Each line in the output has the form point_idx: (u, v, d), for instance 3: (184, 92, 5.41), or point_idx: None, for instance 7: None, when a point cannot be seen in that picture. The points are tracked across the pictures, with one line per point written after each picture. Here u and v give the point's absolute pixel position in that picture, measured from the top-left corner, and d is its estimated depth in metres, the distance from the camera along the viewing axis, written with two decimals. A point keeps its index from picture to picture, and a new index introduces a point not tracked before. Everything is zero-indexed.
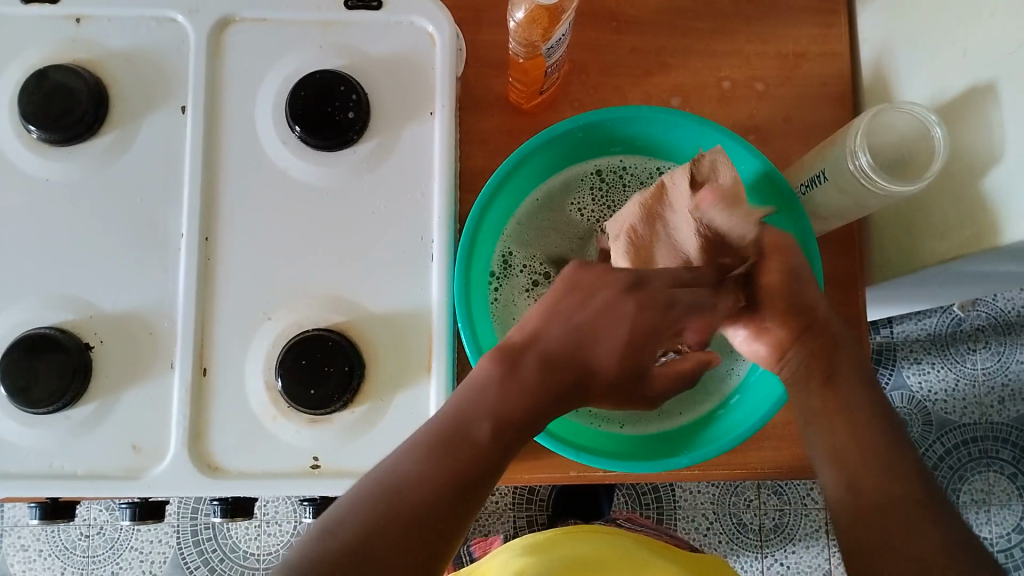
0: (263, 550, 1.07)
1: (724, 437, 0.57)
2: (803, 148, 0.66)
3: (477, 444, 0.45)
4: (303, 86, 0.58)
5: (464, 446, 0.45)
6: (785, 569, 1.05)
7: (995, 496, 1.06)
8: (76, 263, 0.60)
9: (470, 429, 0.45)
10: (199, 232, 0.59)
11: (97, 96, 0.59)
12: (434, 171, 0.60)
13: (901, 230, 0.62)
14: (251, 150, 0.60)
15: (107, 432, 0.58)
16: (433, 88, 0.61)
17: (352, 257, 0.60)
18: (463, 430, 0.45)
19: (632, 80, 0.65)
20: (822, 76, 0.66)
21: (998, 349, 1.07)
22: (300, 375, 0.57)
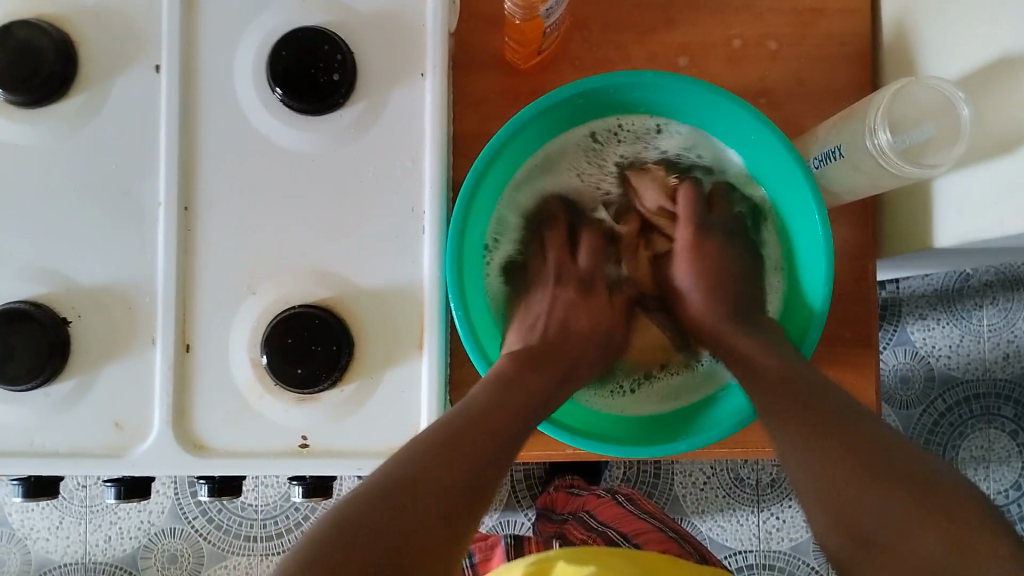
0: (261, 501, 1.07)
1: (725, 420, 0.56)
2: (816, 112, 0.62)
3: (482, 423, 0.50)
4: (284, 45, 0.54)
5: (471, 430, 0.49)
6: (781, 523, 1.04)
7: (994, 453, 1.03)
8: (51, 232, 0.57)
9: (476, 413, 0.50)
10: (177, 201, 0.56)
11: (66, 56, 0.55)
12: (425, 138, 0.57)
13: (915, 203, 0.59)
14: (231, 113, 0.57)
15: (88, 409, 0.56)
16: (424, 47, 0.57)
17: (340, 229, 0.57)
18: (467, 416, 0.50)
19: (636, 38, 0.61)
20: (839, 35, 0.62)
21: (1006, 305, 1.02)
22: (286, 353, 0.54)
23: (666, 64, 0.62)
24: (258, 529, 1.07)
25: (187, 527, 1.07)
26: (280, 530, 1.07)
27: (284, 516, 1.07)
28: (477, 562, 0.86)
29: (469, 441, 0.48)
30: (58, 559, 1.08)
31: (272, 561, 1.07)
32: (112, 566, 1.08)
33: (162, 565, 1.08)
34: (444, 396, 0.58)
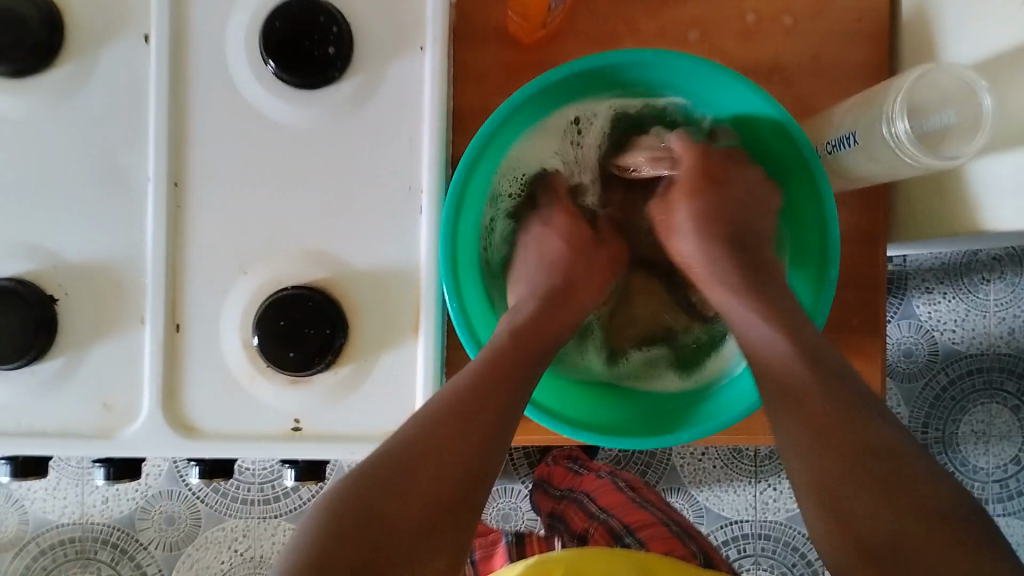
0: (258, 466, 1.07)
1: (728, 410, 0.55)
2: (829, 91, 0.60)
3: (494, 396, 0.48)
4: (277, 15, 0.51)
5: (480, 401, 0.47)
6: (778, 494, 1.04)
7: (996, 428, 1.02)
8: (36, 208, 0.55)
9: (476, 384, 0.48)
10: (166, 177, 0.54)
11: (50, 24, 0.53)
12: (424, 113, 0.55)
13: (931, 189, 0.57)
14: (222, 85, 0.54)
15: (76, 389, 0.55)
16: (422, 18, 0.54)
17: (334, 208, 0.55)
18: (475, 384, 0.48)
19: (645, 10, 0.59)
20: (857, 10, 0.59)
21: (1013, 280, 1.00)
22: (278, 336, 0.53)
23: (675, 38, 0.59)
24: (255, 492, 1.07)
25: (185, 490, 1.08)
26: (277, 494, 1.07)
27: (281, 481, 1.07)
28: (479, 557, 0.80)
29: (456, 440, 0.45)
30: (56, 520, 1.08)
31: (269, 524, 1.08)
32: (110, 527, 1.08)
33: (159, 527, 1.08)
34: (441, 382, 0.57)
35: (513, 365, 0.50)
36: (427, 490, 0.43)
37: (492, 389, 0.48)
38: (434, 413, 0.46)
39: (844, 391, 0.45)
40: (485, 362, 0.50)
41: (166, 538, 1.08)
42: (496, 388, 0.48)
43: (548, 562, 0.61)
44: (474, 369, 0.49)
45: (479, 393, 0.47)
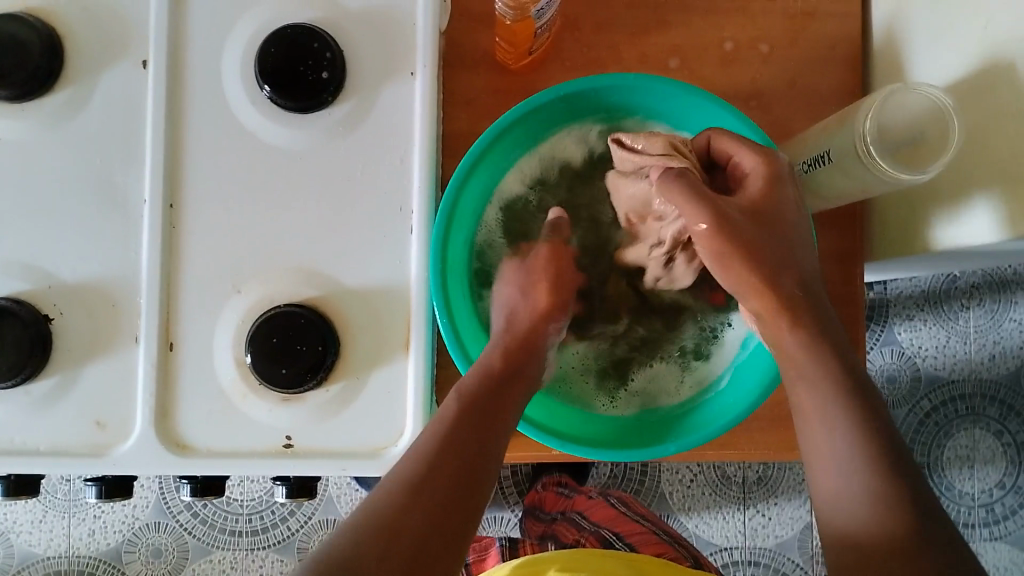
0: (246, 496, 1.07)
1: (716, 421, 0.56)
2: (806, 115, 0.62)
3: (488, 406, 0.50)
4: (272, 41, 0.53)
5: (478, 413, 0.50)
6: (767, 520, 1.05)
7: (980, 453, 1.03)
8: (32, 229, 0.56)
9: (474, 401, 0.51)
10: (162, 198, 0.56)
11: (51, 50, 0.54)
12: (414, 136, 0.56)
13: (905, 209, 0.59)
14: (218, 110, 0.56)
15: (69, 407, 0.56)
16: (413, 45, 0.56)
17: (326, 228, 0.56)
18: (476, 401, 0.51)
19: (627, 38, 0.61)
20: (831, 38, 0.61)
21: (992, 307, 1.02)
22: (271, 353, 0.54)
23: (658, 65, 0.61)
24: (243, 524, 1.07)
25: (172, 522, 1.07)
26: (266, 525, 1.07)
27: (270, 512, 1.07)
28: (471, 563, 0.83)
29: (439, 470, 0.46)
30: (41, 553, 1.07)
31: (257, 556, 1.07)
32: (96, 559, 1.07)
33: (146, 559, 1.07)
34: (430, 400, 0.57)
35: (465, 429, 0.49)
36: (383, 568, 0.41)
37: (445, 457, 0.46)
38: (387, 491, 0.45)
39: (822, 399, 0.47)
40: (438, 432, 0.48)
41: (154, 570, 1.07)
42: (449, 457, 0.47)
43: (539, 562, 0.64)
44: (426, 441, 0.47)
45: (430, 465, 0.46)
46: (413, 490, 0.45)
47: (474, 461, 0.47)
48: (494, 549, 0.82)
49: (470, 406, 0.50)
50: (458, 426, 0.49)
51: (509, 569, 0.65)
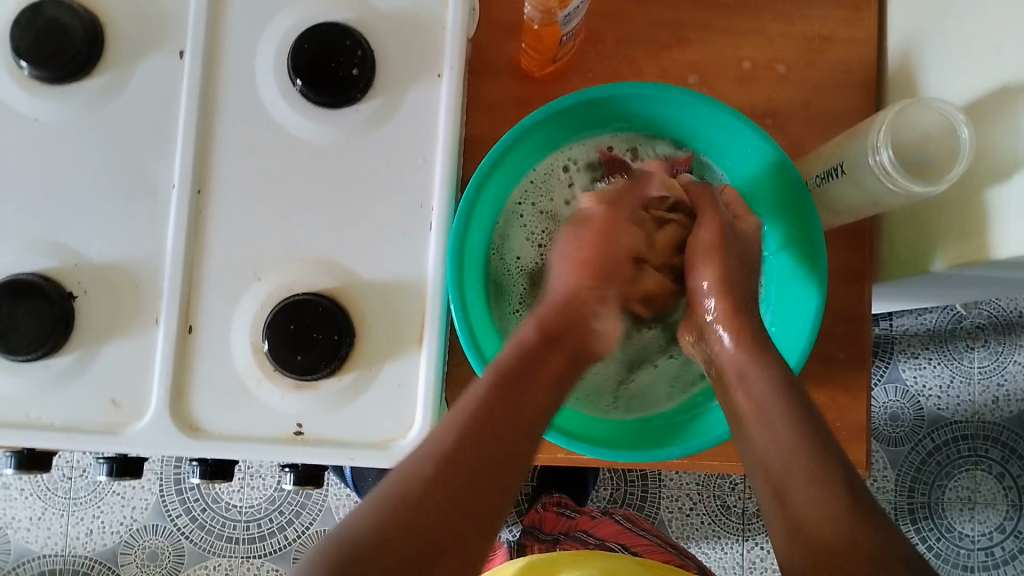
0: (246, 503, 1.06)
1: (716, 428, 0.58)
2: (820, 135, 0.64)
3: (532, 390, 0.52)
4: (306, 37, 0.55)
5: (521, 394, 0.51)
6: (765, 553, 1.05)
7: (981, 495, 1.02)
8: (62, 208, 0.58)
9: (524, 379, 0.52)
10: (190, 183, 0.57)
11: (92, 37, 0.56)
12: (438, 135, 0.58)
13: (915, 229, 0.60)
14: (250, 102, 0.58)
15: (86, 385, 0.57)
16: (441, 48, 0.58)
17: (348, 222, 0.58)
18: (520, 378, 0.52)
19: (648, 53, 0.63)
20: (846, 63, 0.63)
21: (997, 348, 1.03)
22: (287, 339, 0.55)
23: (676, 80, 0.63)
24: (240, 531, 1.05)
25: (170, 526, 1.05)
26: (264, 533, 1.05)
27: (269, 520, 1.06)
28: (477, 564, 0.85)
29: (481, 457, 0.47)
30: (38, 550, 1.06)
31: (253, 564, 1.05)
32: (91, 560, 1.06)
33: (142, 562, 1.05)
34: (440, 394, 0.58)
35: (493, 416, 0.49)
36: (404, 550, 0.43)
37: (473, 443, 0.47)
38: (414, 468, 0.46)
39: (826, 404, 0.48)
40: (467, 414, 0.49)
41: (148, 575, 1.05)
42: (476, 442, 0.47)
43: (541, 567, 0.68)
44: (458, 423, 0.48)
45: (456, 449, 0.47)
46: (441, 472, 0.46)
47: (502, 449, 0.48)
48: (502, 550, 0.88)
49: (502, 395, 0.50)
50: (489, 411, 0.49)
51: (517, 569, 0.69)
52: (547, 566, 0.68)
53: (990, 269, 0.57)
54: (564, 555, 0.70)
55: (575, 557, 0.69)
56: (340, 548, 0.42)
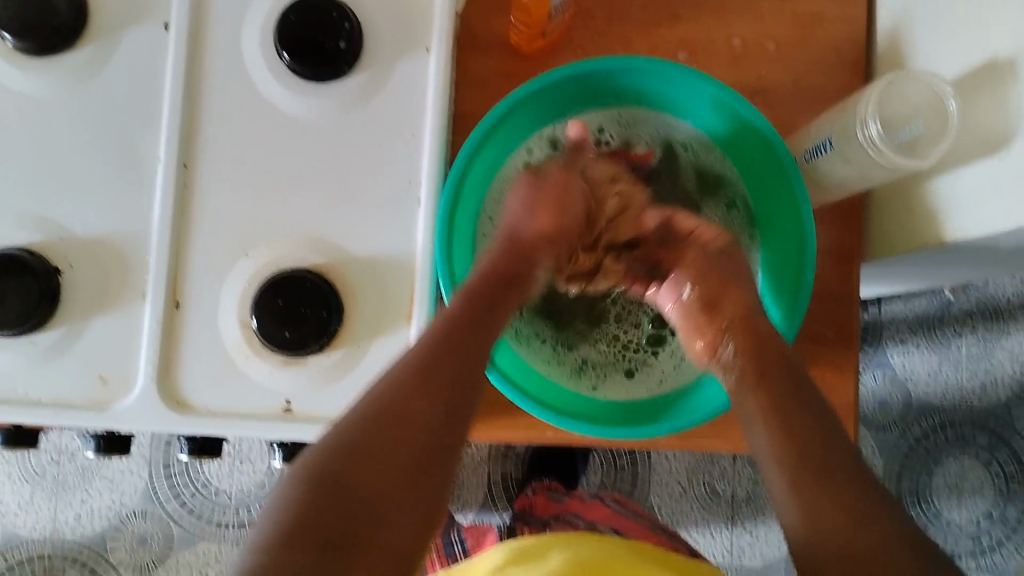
0: (235, 488, 1.05)
1: (704, 404, 0.58)
2: (809, 114, 0.64)
3: (484, 335, 0.51)
4: (293, 11, 0.55)
5: (475, 341, 0.50)
6: (754, 540, 1.05)
7: (969, 483, 1.02)
8: (47, 183, 0.57)
9: (482, 322, 0.52)
10: (177, 156, 0.57)
11: (77, 9, 0.56)
12: (426, 111, 0.58)
13: (904, 208, 0.60)
14: (237, 77, 0.57)
15: (73, 361, 0.56)
16: (430, 23, 0.58)
17: (336, 197, 0.57)
18: (477, 322, 0.52)
19: (638, 31, 0.63)
20: (836, 41, 0.63)
21: (985, 334, 1.03)
22: (276, 315, 0.54)
23: (666, 59, 0.63)
24: (230, 516, 1.05)
25: (159, 510, 1.05)
26: (253, 518, 1.05)
27: (258, 505, 1.05)
28: (468, 548, 0.84)
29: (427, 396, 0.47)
30: (26, 535, 1.05)
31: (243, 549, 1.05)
32: (81, 545, 1.05)
33: (130, 548, 1.05)
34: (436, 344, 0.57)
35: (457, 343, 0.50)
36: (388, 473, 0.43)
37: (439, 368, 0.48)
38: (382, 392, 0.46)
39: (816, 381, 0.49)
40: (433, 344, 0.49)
41: (137, 559, 1.05)
42: (444, 375, 0.48)
43: (530, 549, 0.67)
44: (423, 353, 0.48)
45: (422, 375, 0.47)
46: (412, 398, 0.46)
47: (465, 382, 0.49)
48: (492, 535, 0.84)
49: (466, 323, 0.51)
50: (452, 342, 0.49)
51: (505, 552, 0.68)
52: (532, 550, 0.67)
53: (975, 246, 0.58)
54: (551, 538, 0.69)
55: (561, 538, 0.69)
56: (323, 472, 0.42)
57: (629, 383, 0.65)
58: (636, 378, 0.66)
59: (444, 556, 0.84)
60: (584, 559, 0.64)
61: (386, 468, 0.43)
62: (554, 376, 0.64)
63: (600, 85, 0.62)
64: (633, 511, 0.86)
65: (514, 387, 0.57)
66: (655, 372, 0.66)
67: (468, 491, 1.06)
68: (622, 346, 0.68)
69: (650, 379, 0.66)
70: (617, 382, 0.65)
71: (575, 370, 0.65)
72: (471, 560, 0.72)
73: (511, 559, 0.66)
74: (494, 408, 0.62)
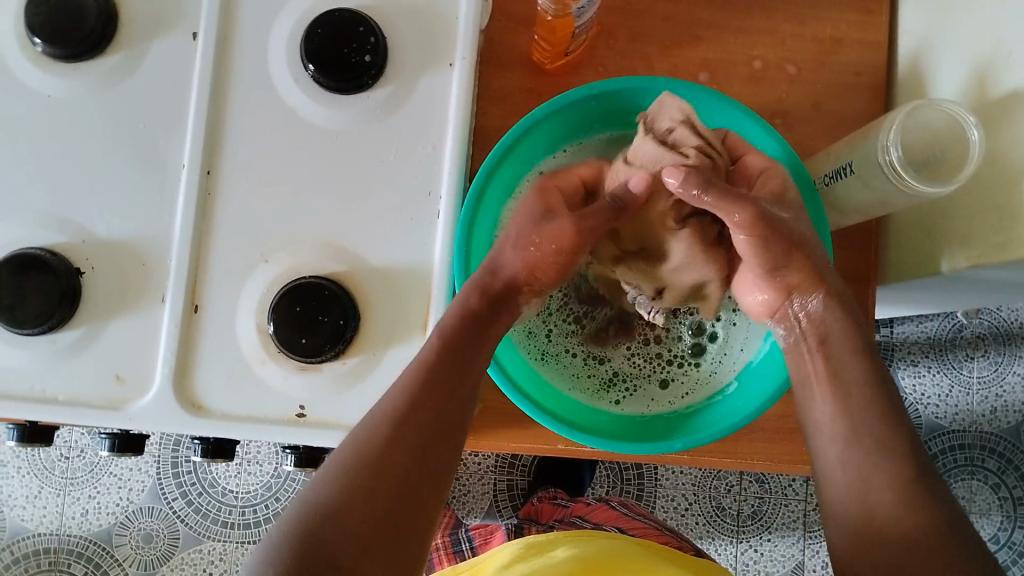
0: (242, 488, 1.06)
1: (718, 424, 0.58)
2: (828, 137, 0.64)
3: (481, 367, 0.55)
4: (320, 23, 0.56)
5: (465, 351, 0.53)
6: (759, 556, 1.05)
7: (976, 505, 1.02)
8: (71, 185, 0.58)
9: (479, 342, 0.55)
10: (200, 163, 0.57)
11: (107, 16, 0.57)
12: (448, 124, 0.58)
13: (920, 234, 0.60)
14: (262, 85, 0.58)
15: (90, 360, 0.57)
16: (454, 37, 0.59)
17: (355, 206, 0.58)
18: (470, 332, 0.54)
19: (660, 50, 0.63)
20: (856, 65, 0.64)
21: (996, 358, 1.03)
22: (293, 322, 0.55)
23: (686, 78, 0.64)
24: (236, 516, 1.06)
25: (165, 508, 1.05)
26: (259, 519, 1.05)
27: (264, 506, 1.06)
28: (476, 545, 0.83)
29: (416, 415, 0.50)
30: (33, 529, 1.06)
31: (248, 549, 1.05)
32: (87, 540, 1.05)
33: (136, 544, 1.05)
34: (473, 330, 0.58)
35: (437, 385, 0.51)
36: (369, 515, 0.47)
37: (417, 411, 0.50)
38: (367, 433, 0.49)
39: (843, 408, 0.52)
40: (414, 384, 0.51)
41: (142, 556, 1.05)
42: (428, 398, 0.51)
43: (540, 545, 0.67)
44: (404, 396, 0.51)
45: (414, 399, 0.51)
46: (391, 444, 0.49)
47: (444, 424, 0.51)
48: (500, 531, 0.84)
49: (447, 360, 0.52)
50: (433, 380, 0.51)
51: (516, 548, 0.68)
52: (542, 547, 0.67)
53: (990, 274, 0.58)
54: (562, 535, 0.70)
55: (567, 535, 0.70)
56: (304, 519, 0.46)
57: (671, 391, 0.65)
58: (678, 386, 0.65)
59: (450, 554, 0.83)
60: (596, 560, 0.64)
61: (379, 500, 0.48)
62: (576, 390, 0.63)
63: (623, 104, 0.62)
64: (637, 513, 0.86)
65: (528, 399, 0.57)
66: (690, 384, 0.65)
67: (474, 498, 1.05)
68: (660, 358, 0.66)
69: (683, 392, 0.65)
70: (649, 397, 0.64)
71: (604, 385, 0.65)
72: (480, 556, 0.71)
73: (521, 555, 0.66)
74: (505, 419, 0.62)
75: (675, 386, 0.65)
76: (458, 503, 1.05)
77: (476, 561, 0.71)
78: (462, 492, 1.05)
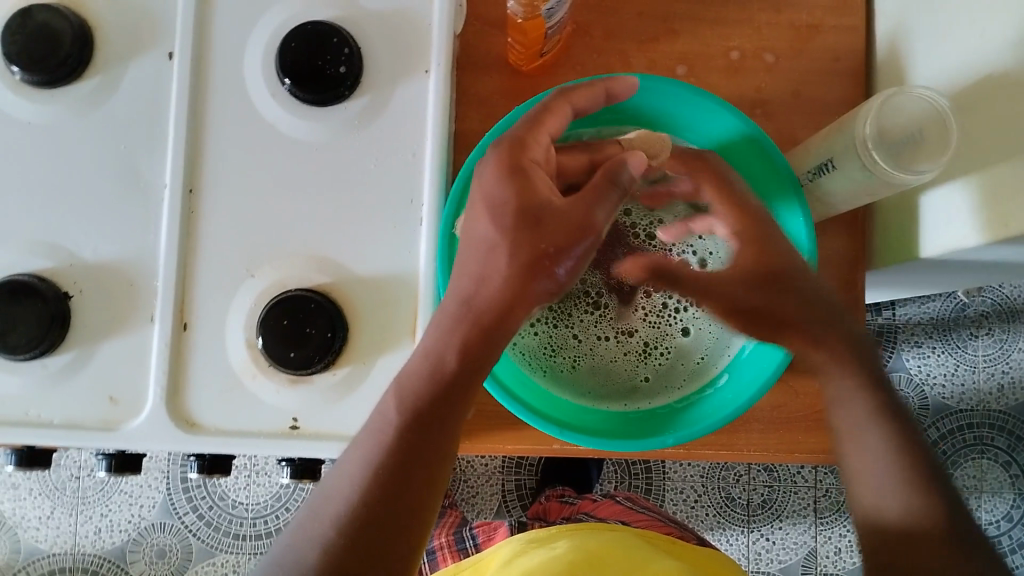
0: (252, 500, 1.06)
1: (710, 417, 0.58)
2: (808, 124, 0.64)
3: None
4: (292, 36, 0.56)
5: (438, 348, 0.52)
6: (770, 544, 1.04)
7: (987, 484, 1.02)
8: (57, 210, 0.58)
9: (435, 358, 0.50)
10: (183, 182, 0.58)
11: (82, 40, 0.57)
12: (427, 132, 0.58)
13: (905, 220, 0.61)
14: (240, 101, 0.58)
15: (84, 383, 0.57)
16: (428, 44, 0.59)
17: (341, 218, 0.58)
18: None
19: (637, 45, 0.63)
20: (835, 50, 0.63)
21: (1000, 336, 1.02)
22: (282, 336, 0.55)
23: (664, 72, 0.64)
24: (247, 527, 1.06)
25: (177, 523, 1.06)
26: (269, 530, 1.06)
27: (274, 516, 1.06)
28: (479, 541, 0.84)
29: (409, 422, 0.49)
30: (47, 549, 1.07)
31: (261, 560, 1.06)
32: (100, 558, 1.06)
33: (149, 560, 1.06)
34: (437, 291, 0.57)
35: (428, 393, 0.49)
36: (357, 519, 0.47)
37: (410, 421, 0.49)
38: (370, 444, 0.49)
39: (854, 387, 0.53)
40: (379, 453, 0.48)
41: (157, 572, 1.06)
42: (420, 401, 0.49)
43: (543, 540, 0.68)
44: (366, 472, 0.48)
45: (410, 406, 0.49)
46: (347, 533, 0.46)
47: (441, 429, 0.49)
48: (503, 528, 0.84)
49: (414, 431, 0.49)
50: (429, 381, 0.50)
51: (517, 545, 0.68)
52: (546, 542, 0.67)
53: (977, 253, 0.58)
54: (563, 531, 0.70)
55: (569, 530, 0.70)
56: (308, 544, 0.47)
57: (697, 345, 0.67)
58: (700, 337, 0.67)
59: (455, 552, 0.83)
60: (596, 551, 0.64)
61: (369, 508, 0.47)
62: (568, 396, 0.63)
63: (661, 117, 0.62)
64: (642, 506, 0.86)
65: (520, 402, 0.57)
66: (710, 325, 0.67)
67: (483, 500, 1.05)
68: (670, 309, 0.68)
69: (703, 345, 0.67)
70: (681, 357, 0.67)
71: (637, 359, 0.67)
72: (479, 555, 0.72)
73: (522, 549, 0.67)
74: (499, 421, 0.62)
75: (696, 335, 0.67)
76: (467, 505, 1.05)
77: (480, 557, 0.71)
78: (469, 491, 1.06)
